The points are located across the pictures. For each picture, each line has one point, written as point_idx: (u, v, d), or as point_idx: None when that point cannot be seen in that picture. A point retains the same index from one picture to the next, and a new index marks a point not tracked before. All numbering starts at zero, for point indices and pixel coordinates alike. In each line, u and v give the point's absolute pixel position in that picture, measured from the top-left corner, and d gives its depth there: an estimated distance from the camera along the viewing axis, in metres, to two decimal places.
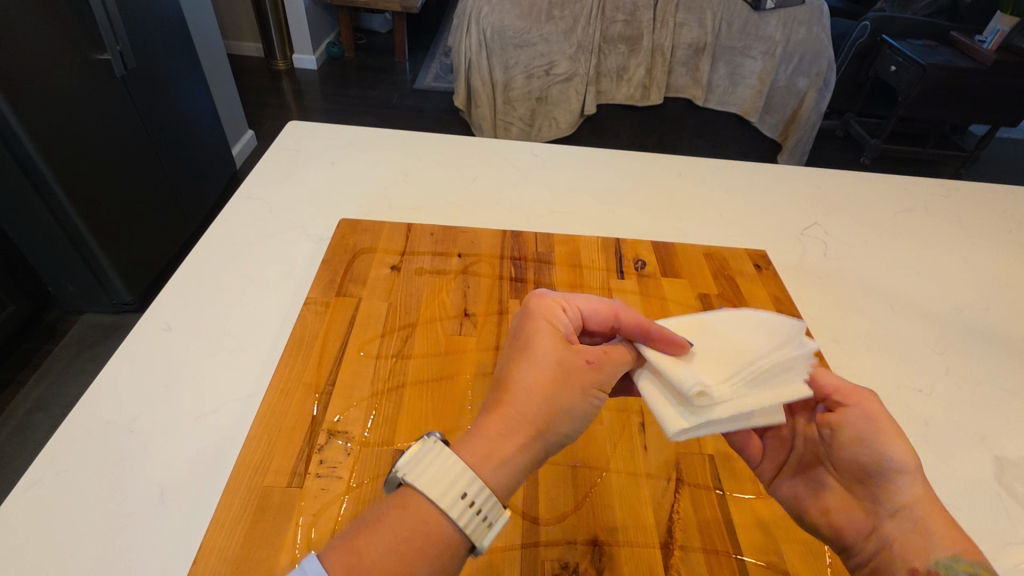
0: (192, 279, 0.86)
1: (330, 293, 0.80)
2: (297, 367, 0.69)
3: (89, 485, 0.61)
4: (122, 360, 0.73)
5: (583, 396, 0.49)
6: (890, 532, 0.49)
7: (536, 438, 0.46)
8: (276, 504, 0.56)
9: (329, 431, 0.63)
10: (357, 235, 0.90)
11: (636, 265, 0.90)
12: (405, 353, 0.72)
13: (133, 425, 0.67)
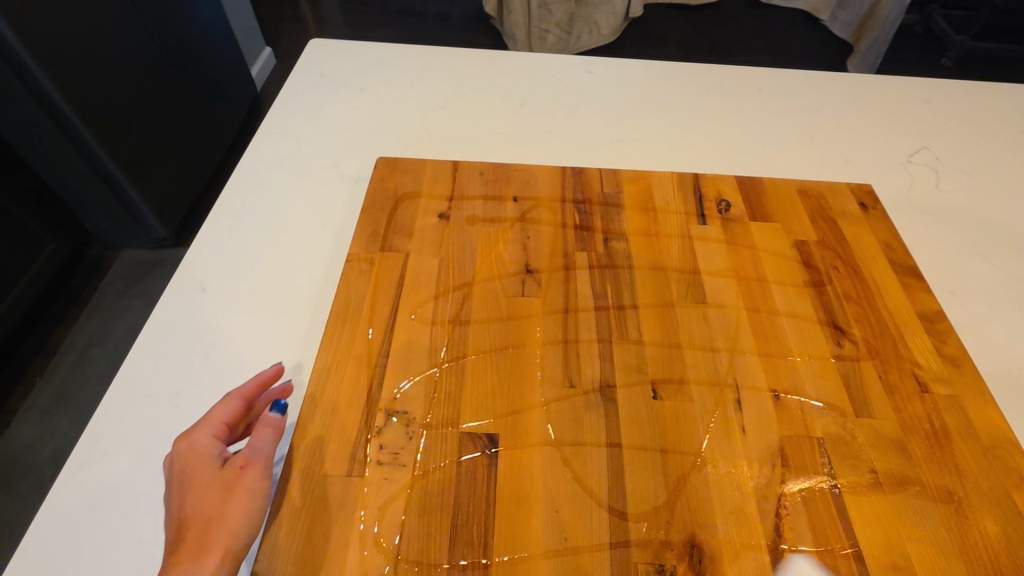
0: (222, 231, 0.78)
1: (373, 247, 0.71)
2: (345, 336, 0.62)
3: (139, 466, 0.57)
4: (158, 326, 0.68)
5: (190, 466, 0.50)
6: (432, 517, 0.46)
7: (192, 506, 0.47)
8: (338, 495, 0.51)
9: (387, 411, 0.57)
10: (398, 176, 0.80)
11: (719, 206, 0.77)
12: (463, 318, 0.64)
13: (177, 400, 0.62)
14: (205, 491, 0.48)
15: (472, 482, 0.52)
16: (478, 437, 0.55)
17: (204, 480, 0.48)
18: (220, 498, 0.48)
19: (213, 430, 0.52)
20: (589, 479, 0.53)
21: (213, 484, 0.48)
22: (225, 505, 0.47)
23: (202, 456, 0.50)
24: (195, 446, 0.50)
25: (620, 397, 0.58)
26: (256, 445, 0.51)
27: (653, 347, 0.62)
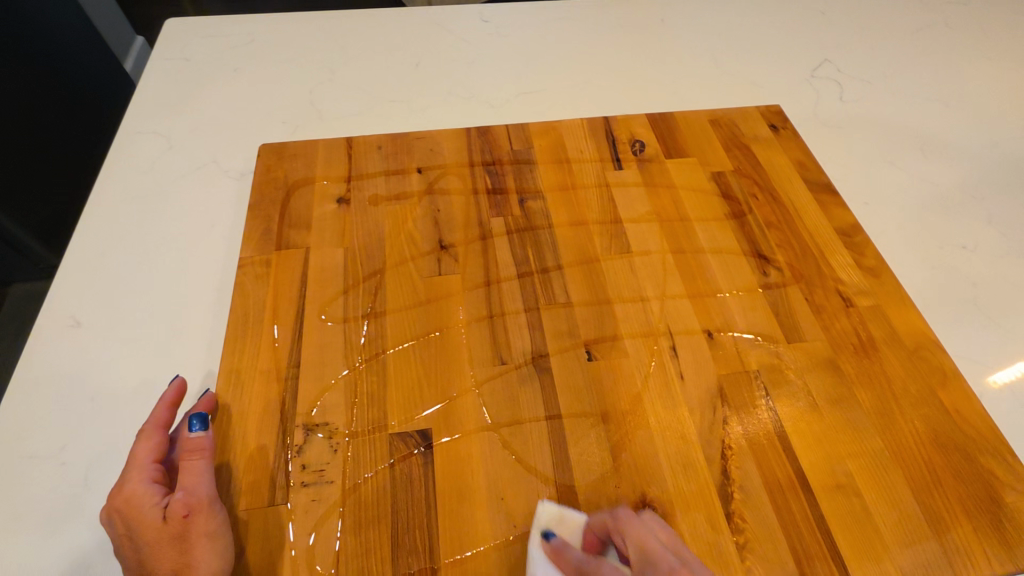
0: (92, 253, 0.68)
1: (267, 247, 0.64)
2: (248, 350, 0.56)
3: (25, 540, 0.49)
4: (29, 374, 0.59)
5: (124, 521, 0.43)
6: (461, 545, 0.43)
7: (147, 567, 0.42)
8: (263, 528, 0.46)
9: (306, 425, 0.51)
10: (286, 163, 0.71)
11: (634, 147, 0.74)
12: (378, 308, 0.59)
13: (63, 455, 0.54)
14: (160, 549, 0.42)
15: (409, 485, 0.48)
16: (410, 435, 0.51)
17: (152, 537, 0.42)
18: (177, 552, 0.42)
19: (144, 472, 0.44)
20: (532, 457, 0.50)
21: (167, 539, 0.42)
22: (189, 556, 0.42)
23: (143, 508, 0.42)
24: (131, 497, 0.43)
25: (556, 365, 0.55)
26: (194, 481, 0.44)
27: (582, 306, 0.59)
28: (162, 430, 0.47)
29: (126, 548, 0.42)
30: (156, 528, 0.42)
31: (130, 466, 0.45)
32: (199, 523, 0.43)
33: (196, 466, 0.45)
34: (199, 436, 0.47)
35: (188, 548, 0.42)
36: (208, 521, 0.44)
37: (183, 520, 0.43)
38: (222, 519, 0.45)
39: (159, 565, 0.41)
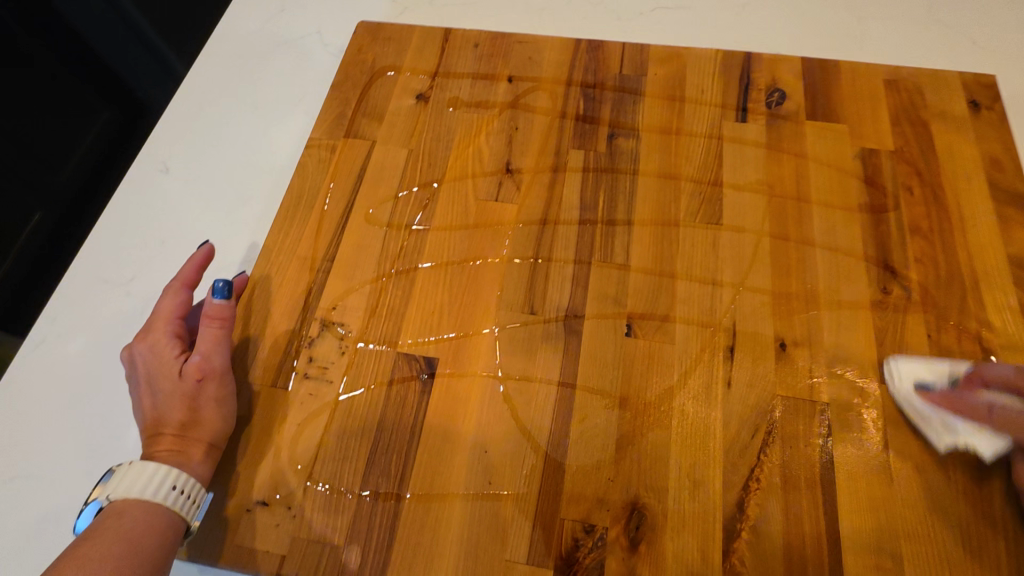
0: (192, 105, 0.71)
1: (337, 132, 0.62)
2: (293, 233, 0.56)
3: (87, 351, 0.57)
4: (119, 207, 0.64)
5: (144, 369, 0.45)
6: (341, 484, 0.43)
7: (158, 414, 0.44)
8: (261, 405, 0.48)
9: (323, 320, 0.51)
10: (378, 47, 0.67)
11: (769, 98, 0.60)
12: (424, 222, 0.56)
13: (129, 287, 0.60)
14: (173, 403, 0.44)
15: (399, 409, 0.47)
16: (415, 359, 0.49)
17: (168, 390, 0.44)
18: (185, 409, 0.44)
19: (169, 326, 0.46)
20: (529, 420, 0.46)
21: (181, 395, 0.44)
22: (198, 413, 0.44)
23: (163, 360, 0.44)
24: (152, 347, 0.45)
25: (588, 331, 0.49)
26: (212, 348, 0.45)
27: (640, 274, 0.52)
28: (189, 289, 0.48)
29: (142, 393, 0.44)
30: (170, 383, 0.44)
31: (157, 318, 0.47)
32: (210, 388, 0.45)
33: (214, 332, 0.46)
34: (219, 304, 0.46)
35: (197, 407, 0.44)
36: (218, 389, 0.45)
37: (196, 383, 0.44)
38: (231, 390, 0.46)
39: (168, 414, 0.44)
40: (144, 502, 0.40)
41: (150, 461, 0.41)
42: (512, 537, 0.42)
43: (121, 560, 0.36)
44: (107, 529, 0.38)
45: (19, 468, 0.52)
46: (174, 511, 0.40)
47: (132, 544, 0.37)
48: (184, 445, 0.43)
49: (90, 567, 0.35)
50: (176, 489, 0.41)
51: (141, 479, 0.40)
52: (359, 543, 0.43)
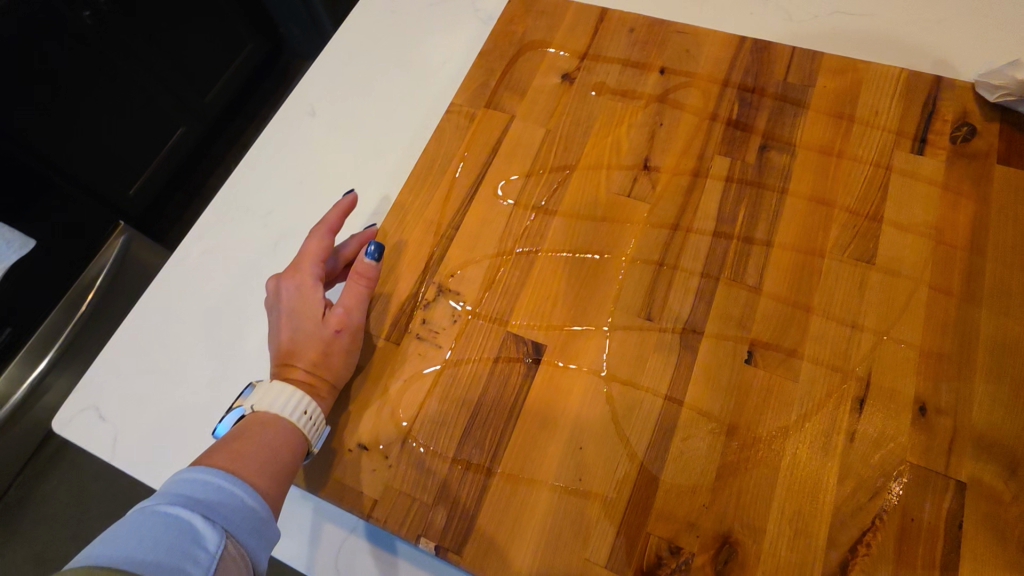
0: (343, 54, 0.74)
1: (478, 101, 0.62)
2: (422, 197, 0.57)
3: (225, 271, 0.62)
4: (267, 142, 0.69)
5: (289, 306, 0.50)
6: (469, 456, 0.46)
7: (293, 351, 0.49)
8: (373, 355, 0.51)
9: (440, 286, 0.53)
10: (531, 19, 0.66)
11: (957, 132, 0.54)
12: (552, 206, 0.55)
13: (267, 219, 0.64)
14: (308, 344, 0.48)
15: (502, 386, 0.48)
16: (523, 342, 0.49)
17: (308, 332, 0.49)
18: (319, 351, 0.48)
19: (314, 270, 0.51)
20: (629, 427, 0.45)
21: (316, 339, 0.49)
22: (325, 357, 0.48)
23: (309, 303, 0.50)
24: (298, 289, 0.50)
25: (705, 350, 0.47)
26: (351, 303, 0.50)
27: (770, 300, 0.49)
28: (332, 238, 0.52)
29: (285, 327, 0.50)
30: (313, 327, 0.49)
31: (304, 260, 0.51)
32: (342, 339, 0.49)
33: (356, 287, 0.51)
34: (369, 263, 0.51)
35: (325, 352, 0.48)
36: (349, 341, 0.49)
37: (333, 333, 0.49)
38: (360, 343, 0.50)
39: (302, 351, 0.49)
40: (281, 418, 0.45)
41: (287, 385, 0.47)
42: (594, 539, 0.42)
43: (263, 465, 0.42)
44: (253, 434, 0.44)
45: (158, 364, 0.58)
46: (302, 430, 0.45)
47: (270, 453, 0.43)
48: (312, 380, 0.48)
49: (239, 464, 0.41)
50: (305, 413, 0.45)
51: (279, 398, 0.46)
52: (446, 507, 0.44)
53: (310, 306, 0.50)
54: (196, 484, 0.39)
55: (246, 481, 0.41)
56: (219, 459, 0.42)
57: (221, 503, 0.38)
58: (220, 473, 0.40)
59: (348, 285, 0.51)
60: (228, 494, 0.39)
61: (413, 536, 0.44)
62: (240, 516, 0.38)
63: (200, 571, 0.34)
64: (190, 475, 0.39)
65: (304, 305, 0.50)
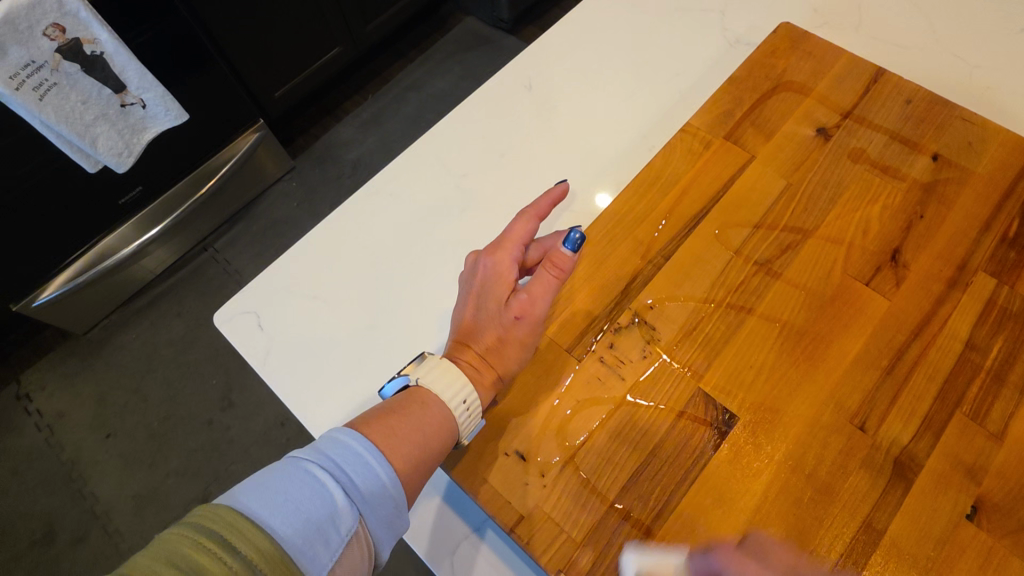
0: (574, 36, 0.70)
1: (717, 129, 0.57)
2: (636, 212, 0.53)
3: (408, 221, 0.61)
4: (477, 104, 0.67)
5: (478, 278, 0.48)
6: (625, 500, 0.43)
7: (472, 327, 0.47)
8: (549, 360, 0.48)
9: (636, 313, 0.49)
10: (795, 57, 0.60)
11: None
12: (778, 265, 0.50)
13: (461, 182, 0.62)
14: (489, 327, 0.46)
15: (679, 444, 0.44)
16: (714, 404, 0.45)
17: (491, 313, 0.47)
18: (497, 337, 0.46)
19: (511, 248, 0.48)
20: (812, 537, 0.41)
21: (497, 324, 0.46)
22: (502, 347, 0.46)
23: (497, 282, 0.47)
24: (495, 270, 0.47)
25: (920, 487, 0.42)
26: (539, 295, 0.46)
27: (1010, 456, 0.42)
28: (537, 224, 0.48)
29: (468, 301, 0.48)
30: (496, 310, 0.46)
31: (507, 241, 0.48)
32: (522, 330, 0.46)
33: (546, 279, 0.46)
34: (566, 254, 0.47)
35: (504, 341, 0.46)
36: (527, 332, 0.46)
37: (514, 319, 0.46)
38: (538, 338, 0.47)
39: (481, 333, 0.47)
40: (442, 403, 0.43)
41: (454, 366, 0.45)
42: None
43: (415, 452, 0.40)
44: (411, 412, 0.42)
45: (324, 292, 0.58)
46: (457, 418, 0.43)
47: (421, 441, 0.41)
48: (484, 366, 0.46)
49: (393, 443, 0.39)
50: (465, 404, 0.43)
51: (446, 380, 0.44)
52: (593, 550, 0.41)
53: (497, 286, 0.47)
54: (347, 452, 0.37)
55: (393, 464, 0.38)
56: (374, 431, 0.40)
57: (365, 480, 0.36)
58: (373, 447, 0.38)
59: (540, 273, 0.47)
60: (374, 473, 0.37)
61: (553, 567, 0.41)
62: (379, 501, 0.37)
63: (328, 554, 0.33)
64: (347, 439, 0.38)
65: (490, 283, 0.47)
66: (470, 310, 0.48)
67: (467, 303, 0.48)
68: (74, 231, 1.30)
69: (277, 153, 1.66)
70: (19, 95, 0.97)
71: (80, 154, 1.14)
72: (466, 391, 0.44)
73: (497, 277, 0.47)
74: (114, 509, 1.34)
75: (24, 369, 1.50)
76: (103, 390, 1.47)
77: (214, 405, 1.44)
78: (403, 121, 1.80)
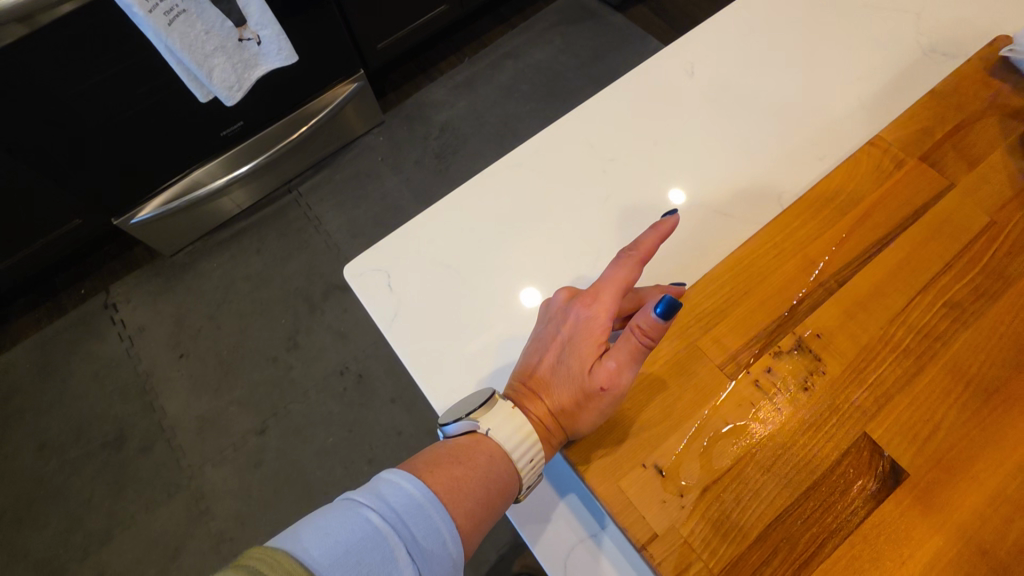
0: (745, 23, 0.65)
1: (911, 148, 0.51)
2: (808, 230, 0.49)
3: (549, 200, 0.58)
4: (632, 85, 0.63)
5: (567, 327, 0.47)
6: (771, 538, 0.40)
7: (554, 380, 0.46)
8: (698, 373, 0.45)
9: (799, 338, 0.45)
10: (1013, 76, 0.53)
11: None
12: (972, 310, 0.45)
13: (607, 165, 0.59)
14: (567, 386, 0.45)
15: (837, 488, 0.41)
16: (882, 453, 0.41)
17: (574, 371, 0.46)
18: (574, 399, 0.44)
19: (607, 304, 0.46)
20: None
21: (577, 386, 0.45)
22: (578, 414, 0.44)
23: (586, 338, 0.46)
24: (587, 326, 0.46)
25: None
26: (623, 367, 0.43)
27: None
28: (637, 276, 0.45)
29: (553, 349, 0.47)
30: (578, 370, 0.45)
31: (603, 294, 0.46)
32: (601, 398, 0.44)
33: (634, 353, 0.43)
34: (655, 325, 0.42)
35: (581, 405, 0.44)
36: (609, 405, 0.43)
37: (597, 388, 0.44)
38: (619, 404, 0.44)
39: (557, 389, 0.46)
40: (508, 459, 0.43)
41: (523, 418, 0.44)
42: None
43: (474, 507, 0.40)
44: (476, 463, 0.42)
45: (456, 262, 0.56)
46: (521, 474, 0.43)
47: (483, 494, 0.41)
48: (554, 424, 0.45)
49: (455, 495, 0.40)
50: (530, 460, 0.43)
51: (513, 434, 0.43)
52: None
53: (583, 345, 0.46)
54: (403, 498, 0.38)
55: (454, 516, 0.39)
56: (436, 481, 0.40)
57: (422, 532, 0.37)
58: (434, 498, 0.39)
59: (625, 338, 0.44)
60: (433, 526, 0.37)
61: None
62: (437, 555, 0.37)
63: None
64: (407, 485, 0.39)
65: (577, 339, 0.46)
66: (553, 360, 0.47)
67: (552, 353, 0.47)
68: (176, 156, 1.34)
69: (369, 106, 1.65)
70: (151, 18, 0.98)
71: (195, 82, 1.16)
72: (531, 447, 0.43)
73: (586, 332, 0.46)
74: (180, 425, 1.40)
75: (115, 279, 1.59)
76: (182, 311, 1.54)
77: (280, 343, 1.48)
78: (496, 88, 1.76)
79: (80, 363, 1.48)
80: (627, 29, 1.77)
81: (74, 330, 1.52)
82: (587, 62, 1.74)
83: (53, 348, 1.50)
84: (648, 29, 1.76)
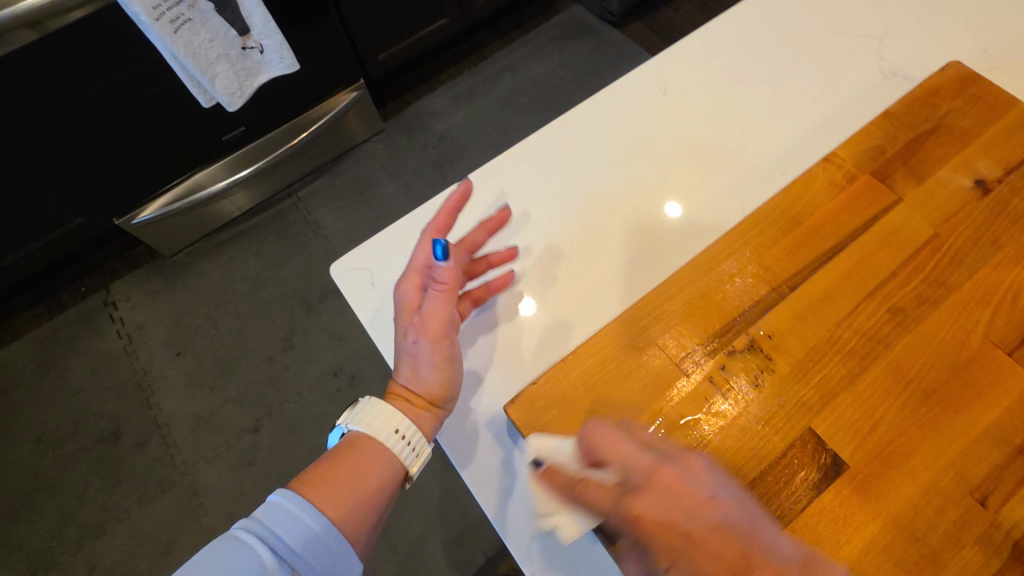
0: (719, 44, 0.68)
1: (866, 165, 0.55)
2: (766, 240, 0.52)
3: (527, 207, 0.61)
4: (610, 100, 0.66)
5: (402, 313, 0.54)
6: None
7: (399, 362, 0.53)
8: (657, 370, 0.48)
9: (753, 338, 0.48)
10: (961, 100, 0.56)
11: None
12: (912, 315, 0.48)
13: (584, 176, 0.62)
14: (404, 358, 0.52)
15: (781, 479, 0.44)
16: (824, 446, 0.44)
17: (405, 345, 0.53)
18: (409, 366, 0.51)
19: (417, 277, 0.53)
20: None
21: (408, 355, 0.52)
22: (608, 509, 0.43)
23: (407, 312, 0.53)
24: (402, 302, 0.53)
25: None
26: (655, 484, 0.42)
27: None
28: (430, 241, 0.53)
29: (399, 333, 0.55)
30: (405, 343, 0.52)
31: (410, 269, 0.53)
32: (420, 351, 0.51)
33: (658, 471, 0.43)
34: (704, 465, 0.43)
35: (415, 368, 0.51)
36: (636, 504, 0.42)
37: (413, 342, 0.51)
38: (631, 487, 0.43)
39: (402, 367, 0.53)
40: (384, 447, 0.49)
41: (394, 408, 0.50)
42: None
43: (348, 499, 0.47)
44: (348, 461, 0.48)
45: None
46: (398, 456, 0.50)
47: (355, 486, 0.47)
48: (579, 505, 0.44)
49: (328, 494, 0.46)
50: (405, 439, 0.50)
51: (384, 423, 0.50)
52: None
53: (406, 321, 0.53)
54: (278, 515, 0.45)
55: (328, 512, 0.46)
56: (309, 486, 0.47)
57: (297, 539, 0.44)
58: (303, 504, 0.45)
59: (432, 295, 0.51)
60: (304, 530, 0.45)
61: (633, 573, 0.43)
62: (314, 551, 0.45)
63: None
64: (281, 502, 0.45)
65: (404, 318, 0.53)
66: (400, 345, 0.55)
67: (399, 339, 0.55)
68: (178, 159, 1.38)
69: (368, 115, 1.70)
70: (157, 25, 1.02)
71: (198, 89, 1.20)
72: (400, 430, 0.50)
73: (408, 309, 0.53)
74: (174, 422, 1.43)
75: (116, 278, 1.62)
76: (181, 310, 1.57)
77: (275, 344, 1.51)
78: (494, 99, 1.80)
79: (78, 358, 1.51)
80: (622, 45, 1.82)
81: (73, 327, 1.56)
82: (583, 76, 1.79)
83: (53, 344, 1.53)
84: (643, 46, 1.81)
